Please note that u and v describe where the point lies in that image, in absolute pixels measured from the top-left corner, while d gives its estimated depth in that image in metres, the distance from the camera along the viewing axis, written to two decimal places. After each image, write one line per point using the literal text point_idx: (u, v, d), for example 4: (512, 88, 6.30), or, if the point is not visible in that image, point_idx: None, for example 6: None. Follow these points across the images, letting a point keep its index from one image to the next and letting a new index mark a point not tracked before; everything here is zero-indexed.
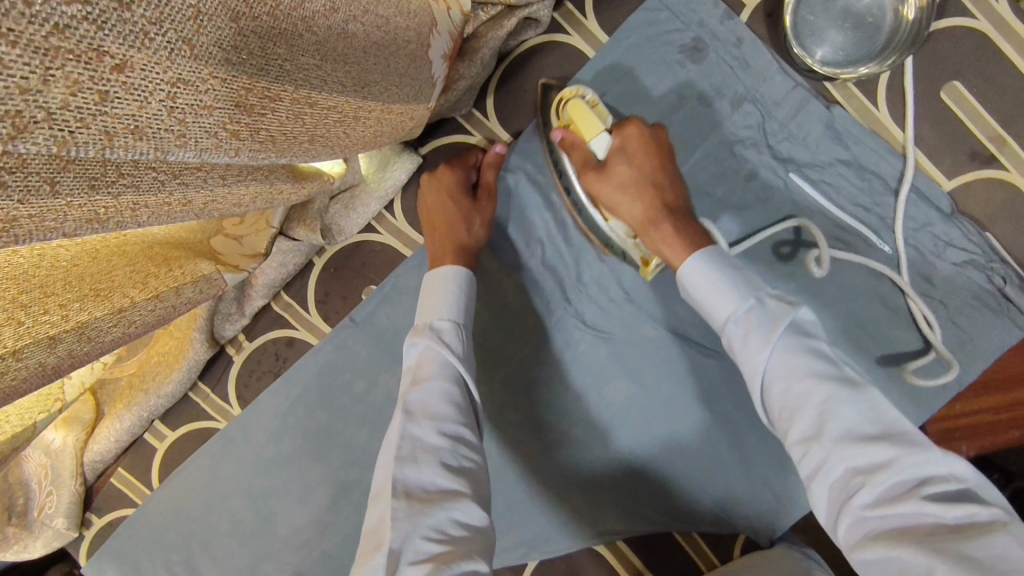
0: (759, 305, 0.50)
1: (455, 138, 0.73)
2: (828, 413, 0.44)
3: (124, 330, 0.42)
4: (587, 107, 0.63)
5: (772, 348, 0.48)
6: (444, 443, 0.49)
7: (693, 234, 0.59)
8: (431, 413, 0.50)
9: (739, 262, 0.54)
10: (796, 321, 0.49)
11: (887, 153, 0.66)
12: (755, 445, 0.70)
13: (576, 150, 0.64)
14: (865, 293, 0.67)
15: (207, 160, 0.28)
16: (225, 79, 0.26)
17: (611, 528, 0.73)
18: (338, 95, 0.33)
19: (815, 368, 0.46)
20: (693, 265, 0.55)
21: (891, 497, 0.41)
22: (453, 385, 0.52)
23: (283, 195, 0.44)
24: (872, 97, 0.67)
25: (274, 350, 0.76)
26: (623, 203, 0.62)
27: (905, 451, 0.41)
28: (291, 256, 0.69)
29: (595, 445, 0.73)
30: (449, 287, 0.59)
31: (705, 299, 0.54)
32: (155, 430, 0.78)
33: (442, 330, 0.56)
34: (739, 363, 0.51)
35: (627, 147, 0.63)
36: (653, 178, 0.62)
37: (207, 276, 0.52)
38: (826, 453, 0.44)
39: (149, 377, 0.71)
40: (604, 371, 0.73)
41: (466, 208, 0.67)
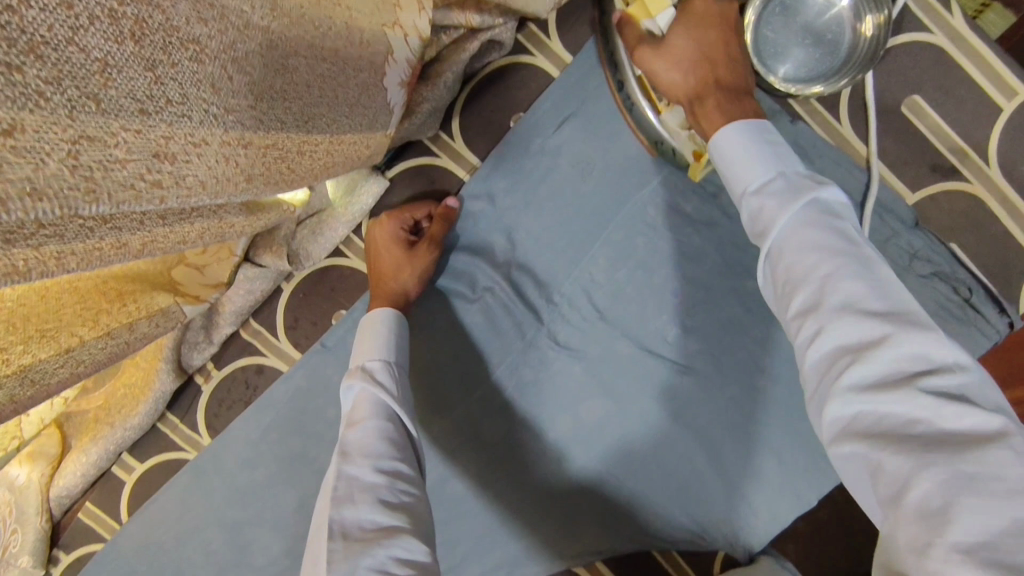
0: (783, 178, 0.45)
1: (422, 159, 0.72)
2: (830, 284, 0.39)
3: (71, 370, 0.42)
4: None
5: (787, 217, 0.43)
6: (382, 480, 0.49)
7: (744, 108, 0.52)
8: (366, 451, 0.51)
9: (778, 138, 0.48)
10: (818, 198, 0.43)
11: (850, 167, 0.67)
12: (731, 459, 0.71)
13: (631, 28, 0.59)
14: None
15: (128, 210, 0.27)
16: (139, 130, 0.25)
17: (592, 548, 0.73)
18: (275, 132, 0.33)
19: (826, 240, 0.40)
20: (731, 135, 0.49)
21: (879, 386, 0.35)
22: (387, 423, 0.54)
23: (236, 229, 0.43)
24: (834, 112, 0.67)
25: (244, 378, 0.74)
26: (674, 77, 0.56)
27: (915, 337, 0.35)
28: (259, 283, 0.69)
29: (572, 464, 0.73)
30: (381, 332, 0.62)
31: (733, 168, 0.49)
32: (123, 462, 0.76)
33: (374, 371, 0.58)
34: (754, 232, 0.45)
35: (694, 8, 0.56)
36: (710, 53, 0.55)
37: (165, 309, 0.52)
38: (818, 326, 0.38)
39: (115, 409, 0.70)
40: (580, 390, 0.72)
41: (396, 260, 0.67)
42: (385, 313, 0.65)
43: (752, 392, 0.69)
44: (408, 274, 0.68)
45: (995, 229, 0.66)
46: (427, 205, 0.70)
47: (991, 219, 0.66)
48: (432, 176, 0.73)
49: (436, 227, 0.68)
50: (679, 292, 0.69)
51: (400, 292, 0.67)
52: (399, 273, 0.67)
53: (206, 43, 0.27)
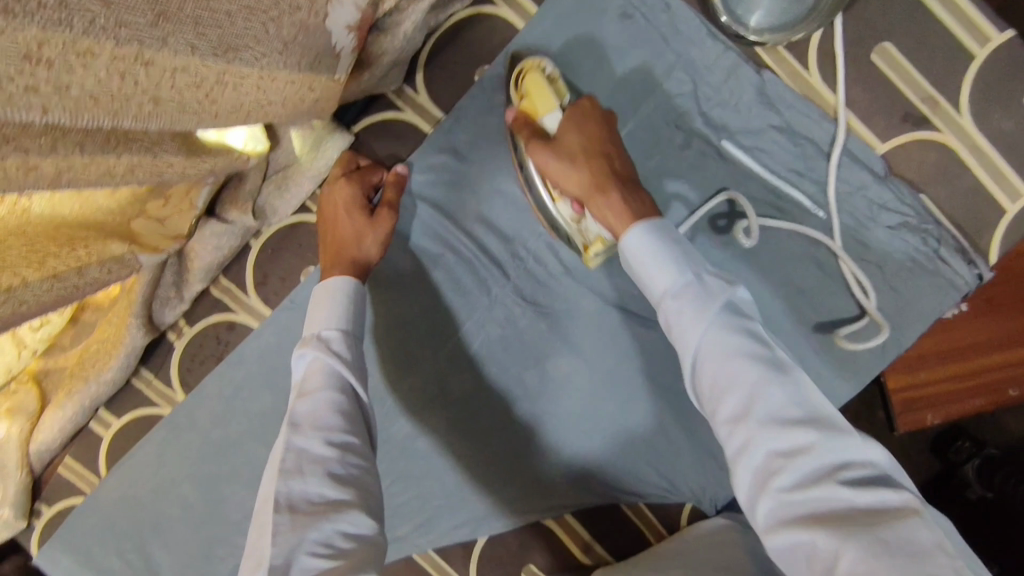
0: (696, 283, 0.51)
1: (387, 114, 0.72)
2: (756, 393, 0.45)
3: (14, 308, 0.43)
4: (545, 82, 0.63)
5: (704, 326, 0.49)
6: (332, 454, 0.52)
7: (640, 206, 0.59)
8: (318, 424, 0.53)
9: (684, 239, 0.54)
10: (731, 299, 0.50)
11: (819, 117, 0.65)
12: (696, 412, 0.71)
13: (528, 125, 0.63)
14: (800, 258, 0.67)
15: (9, 116, 0.28)
16: (7, 31, 0.25)
17: (560, 501, 0.74)
18: (183, 56, 0.33)
19: (744, 346, 0.47)
20: (635, 234, 0.55)
21: (807, 479, 0.42)
22: (340, 395, 0.56)
23: (175, 169, 0.43)
24: (803, 61, 0.66)
25: (216, 334, 0.75)
26: (569, 179, 0.61)
27: (825, 434, 0.43)
28: (227, 239, 0.70)
29: (540, 419, 0.74)
30: (338, 298, 0.62)
31: (643, 273, 0.54)
32: (101, 417, 0.78)
33: (331, 339, 0.59)
34: (677, 344, 0.51)
35: (575, 120, 0.61)
36: (602, 147, 0.61)
37: (119, 257, 0.52)
38: (748, 441, 0.45)
39: (89, 363, 0.72)
40: (547, 346, 0.72)
41: (357, 226, 0.67)
42: (342, 281, 0.64)
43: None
44: (370, 240, 0.67)
45: (965, 179, 0.65)
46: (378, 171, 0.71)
47: (961, 169, 0.65)
48: (397, 131, 0.72)
49: (390, 190, 0.69)
50: None
51: (363, 258, 0.67)
52: (360, 240, 0.67)
53: None
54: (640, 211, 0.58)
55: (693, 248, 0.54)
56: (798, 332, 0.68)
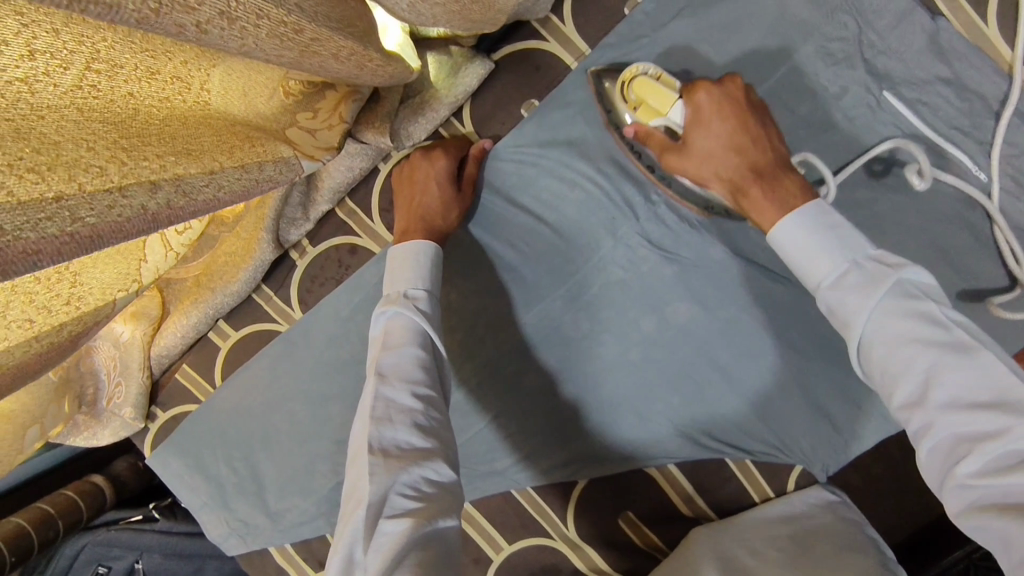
0: (856, 269, 0.49)
1: (529, 44, 0.70)
2: (932, 378, 0.43)
3: (216, 194, 0.41)
4: (652, 81, 0.63)
5: (868, 311, 0.47)
6: (418, 405, 0.55)
7: (788, 191, 0.56)
8: (405, 375, 0.56)
9: (840, 219, 0.52)
10: (898, 281, 0.47)
11: (992, 73, 0.62)
12: (818, 374, 0.70)
13: (651, 138, 0.62)
14: (951, 221, 0.64)
15: None
16: None
17: (666, 450, 0.74)
18: None
19: (916, 330, 0.44)
20: (784, 225, 0.54)
21: (998, 463, 0.40)
22: (424, 351, 0.59)
23: (372, 68, 0.43)
24: (981, 11, 0.62)
25: (337, 257, 0.75)
26: (709, 176, 0.60)
27: (1016, 417, 0.40)
28: (359, 160, 0.70)
29: (654, 367, 0.73)
30: (419, 261, 0.65)
31: (797, 261, 0.53)
32: (219, 329, 0.79)
33: (414, 299, 0.62)
34: (837, 325, 0.50)
35: (702, 113, 0.60)
36: (738, 141, 0.59)
37: (287, 159, 0.52)
38: (926, 427, 0.43)
39: (216, 275, 0.73)
40: (669, 293, 0.71)
41: (445, 197, 0.69)
42: (419, 243, 0.66)
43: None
44: (454, 212, 0.70)
45: None
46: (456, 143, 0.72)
47: None
48: (539, 63, 0.70)
49: (474, 168, 0.71)
50: None
51: (448, 229, 0.69)
52: (445, 211, 0.69)
53: None
54: (791, 199, 0.55)
55: (855, 229, 0.51)
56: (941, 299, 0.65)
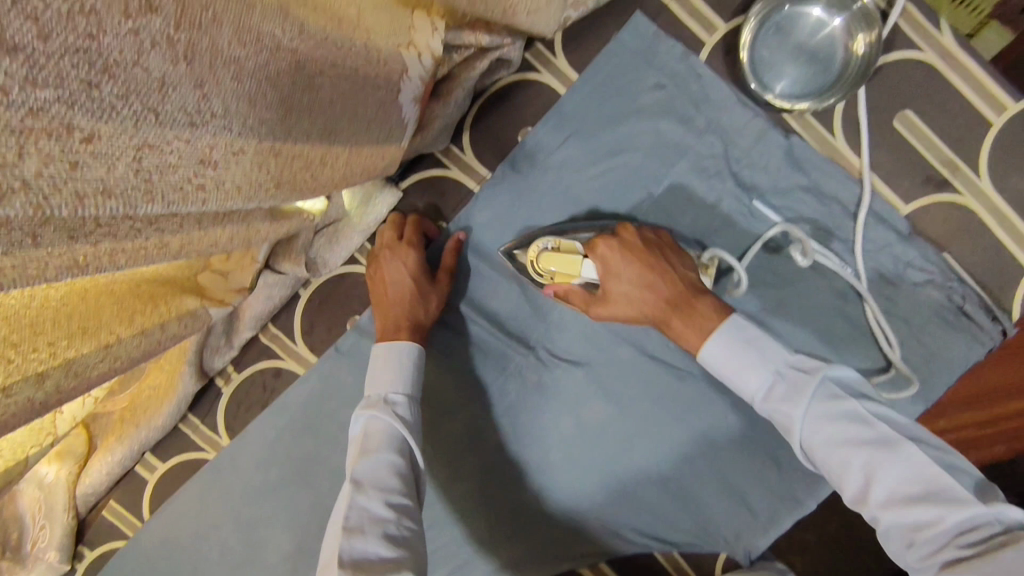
0: (780, 379, 0.56)
1: (434, 172, 0.76)
2: (870, 475, 0.49)
3: (110, 364, 0.46)
4: (553, 252, 0.67)
5: (800, 417, 0.53)
6: (391, 515, 0.56)
7: (705, 317, 0.62)
8: (378, 484, 0.57)
9: (756, 332, 0.59)
10: (821, 385, 0.54)
11: (845, 180, 0.69)
12: (730, 462, 0.73)
13: (574, 296, 0.67)
14: (827, 312, 0.71)
15: (175, 209, 0.32)
16: (188, 138, 0.30)
17: (596, 548, 0.75)
18: (301, 142, 0.37)
19: (847, 432, 0.51)
20: (709, 348, 0.60)
21: (940, 550, 0.46)
22: (400, 458, 0.60)
23: (262, 234, 0.47)
24: (829, 126, 0.70)
25: (262, 381, 0.77)
26: (634, 314, 0.65)
27: (943, 507, 0.46)
28: (279, 289, 0.73)
29: (576, 467, 0.75)
30: (404, 362, 0.67)
31: (733, 377, 0.59)
32: (146, 461, 0.80)
33: (394, 404, 0.64)
34: (779, 428, 0.56)
35: (609, 265, 0.65)
36: (651, 279, 0.64)
37: (194, 311, 0.56)
38: (875, 519, 0.49)
39: (140, 410, 0.74)
40: (583, 395, 0.75)
41: (422, 290, 0.71)
42: (406, 344, 0.68)
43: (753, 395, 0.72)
44: (434, 302, 0.72)
45: (986, 239, 0.69)
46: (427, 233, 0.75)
47: (982, 229, 0.69)
48: (442, 189, 0.76)
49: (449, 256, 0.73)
50: None
51: (429, 320, 0.71)
52: (425, 303, 0.71)
53: (247, 66, 0.32)
54: (707, 323, 0.61)
55: (772, 341, 0.58)
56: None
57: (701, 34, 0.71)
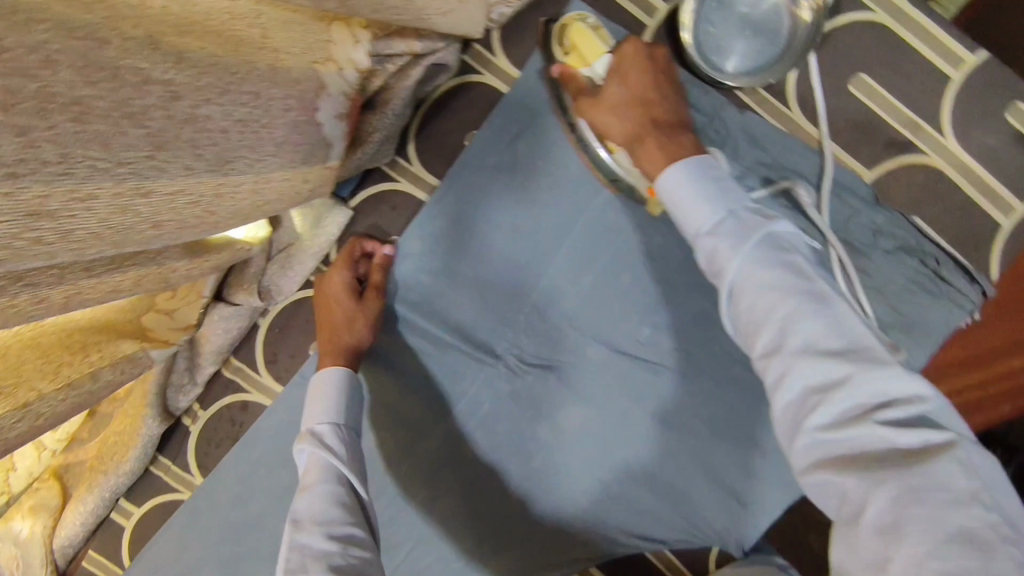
0: (732, 218, 0.48)
1: (383, 186, 0.73)
2: (790, 327, 0.43)
3: (31, 423, 0.44)
4: (589, 31, 0.62)
5: (741, 258, 0.46)
6: (335, 546, 0.52)
7: (681, 148, 0.55)
8: (317, 518, 0.54)
9: (722, 175, 0.51)
10: (770, 232, 0.46)
11: (804, 153, 0.67)
12: (716, 453, 0.70)
13: (572, 81, 0.62)
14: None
15: (16, 267, 0.29)
16: (10, 192, 0.26)
17: (585, 554, 0.74)
18: (179, 178, 0.34)
19: (783, 279, 0.44)
20: (671, 176, 0.52)
21: (845, 419, 0.40)
22: (337, 487, 0.57)
23: (183, 273, 0.45)
24: (782, 98, 0.68)
25: (229, 416, 0.76)
26: (614, 126, 0.59)
27: (863, 368, 0.40)
28: (235, 320, 0.70)
29: (557, 472, 0.73)
30: (330, 390, 0.65)
31: (681, 212, 0.51)
32: (122, 507, 0.78)
33: (323, 435, 0.61)
34: (710, 267, 0.48)
35: (623, 59, 0.59)
36: (648, 96, 0.58)
37: (130, 355, 0.54)
38: (782, 373, 0.42)
39: (108, 456, 0.72)
40: (558, 399, 0.73)
41: (348, 313, 0.69)
42: (332, 370, 0.67)
43: (732, 383, 0.69)
44: (360, 325, 0.69)
45: (956, 199, 0.66)
46: (368, 245, 0.73)
47: (950, 188, 0.66)
48: (393, 203, 0.74)
49: (379, 276, 0.71)
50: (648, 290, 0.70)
51: (356, 344, 0.69)
52: (351, 326, 0.69)
53: (91, 103, 0.29)
54: (679, 153, 0.54)
55: (734, 185, 0.51)
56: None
57: (642, 17, 0.69)
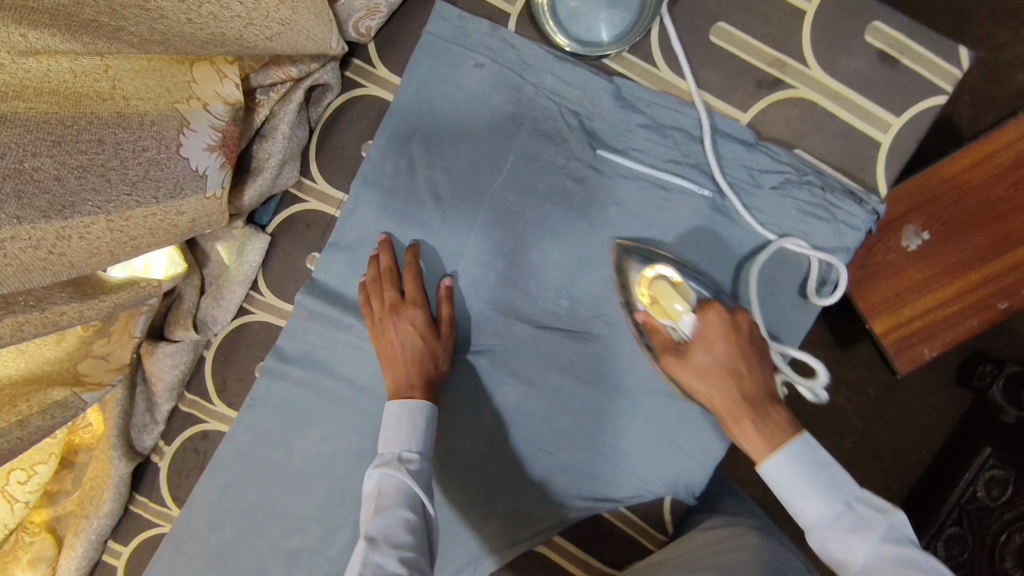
0: (850, 512, 0.57)
1: (296, 208, 0.77)
2: None
3: None
4: (671, 288, 0.66)
5: (868, 551, 0.54)
6: (403, 569, 0.55)
7: (777, 424, 0.61)
8: (391, 540, 0.56)
9: (830, 459, 0.59)
10: (887, 532, 0.54)
11: (679, 106, 0.69)
12: (652, 406, 0.73)
13: (657, 334, 0.66)
14: (701, 239, 0.70)
15: None
16: None
17: (546, 525, 0.74)
18: (14, 228, 0.38)
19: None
20: (773, 462, 0.60)
21: None
22: (412, 515, 0.59)
23: (75, 317, 0.50)
24: (650, 60, 0.71)
25: (193, 446, 0.80)
26: (704, 391, 0.64)
27: None
28: (180, 356, 0.74)
29: (507, 451, 0.75)
30: (415, 421, 0.66)
31: (790, 499, 0.59)
32: (111, 548, 0.83)
33: (407, 462, 0.63)
34: (836, 563, 0.56)
35: (706, 332, 0.64)
36: (737, 367, 0.63)
37: (63, 401, 0.59)
38: None
39: (87, 500, 0.77)
40: (494, 381, 0.75)
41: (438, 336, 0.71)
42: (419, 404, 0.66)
43: None
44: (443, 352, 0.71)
45: (832, 124, 0.68)
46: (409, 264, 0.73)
47: (824, 115, 0.68)
48: (306, 221, 0.78)
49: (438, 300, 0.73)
50: (559, 263, 0.73)
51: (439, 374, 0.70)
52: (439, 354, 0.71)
53: None
54: (777, 433, 0.60)
55: (842, 471, 0.59)
56: None
57: (505, 8, 0.74)
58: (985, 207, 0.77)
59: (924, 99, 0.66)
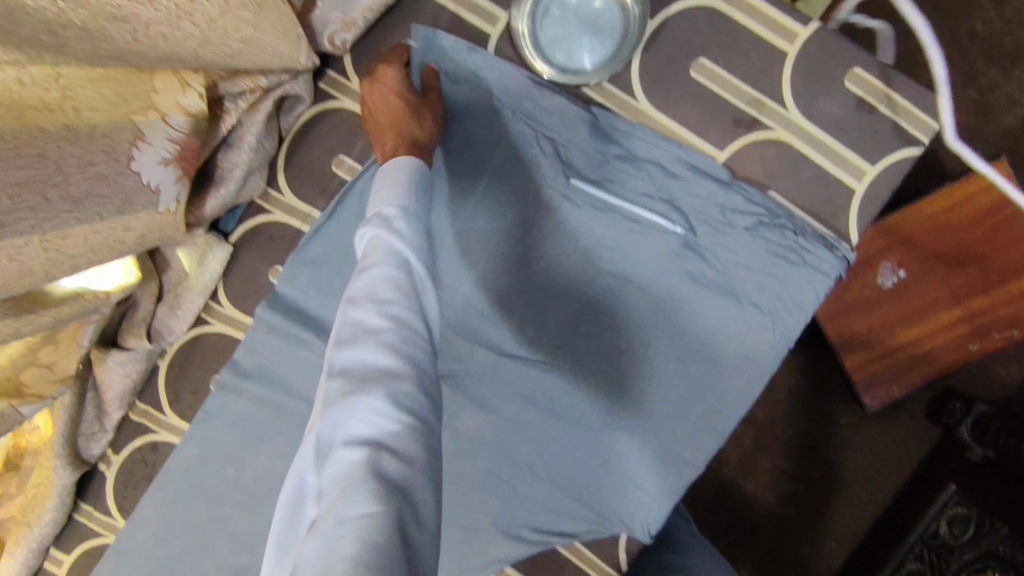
0: None
1: (260, 219, 0.75)
2: None
3: None
4: None
5: None
6: (387, 324, 0.47)
7: None
8: (375, 296, 0.49)
9: None
10: None
11: (655, 140, 0.68)
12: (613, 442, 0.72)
13: None
14: (670, 276, 0.69)
15: None
16: None
17: (499, 555, 0.73)
18: None
19: None
20: None
21: None
22: (397, 268, 0.50)
23: (4, 334, 0.49)
24: (629, 90, 0.70)
25: (142, 457, 0.78)
26: None
27: None
28: (132, 364, 0.72)
29: (463, 478, 0.74)
30: (400, 171, 0.60)
31: None
32: (53, 557, 0.80)
33: (390, 218, 0.54)
34: None
35: None
36: None
37: (1, 415, 0.58)
38: None
39: (28, 509, 0.74)
40: (455, 407, 0.73)
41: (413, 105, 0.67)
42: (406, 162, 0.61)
43: (614, 372, 0.71)
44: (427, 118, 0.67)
45: (808, 168, 0.68)
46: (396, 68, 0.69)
47: (800, 159, 0.68)
48: (271, 233, 0.76)
49: (429, 79, 0.69)
50: (527, 290, 0.71)
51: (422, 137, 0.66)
52: (420, 119, 0.67)
53: None
54: None
55: None
56: (691, 343, 0.69)
57: (485, 28, 0.72)
58: (965, 251, 0.77)
59: (900, 151, 0.66)
